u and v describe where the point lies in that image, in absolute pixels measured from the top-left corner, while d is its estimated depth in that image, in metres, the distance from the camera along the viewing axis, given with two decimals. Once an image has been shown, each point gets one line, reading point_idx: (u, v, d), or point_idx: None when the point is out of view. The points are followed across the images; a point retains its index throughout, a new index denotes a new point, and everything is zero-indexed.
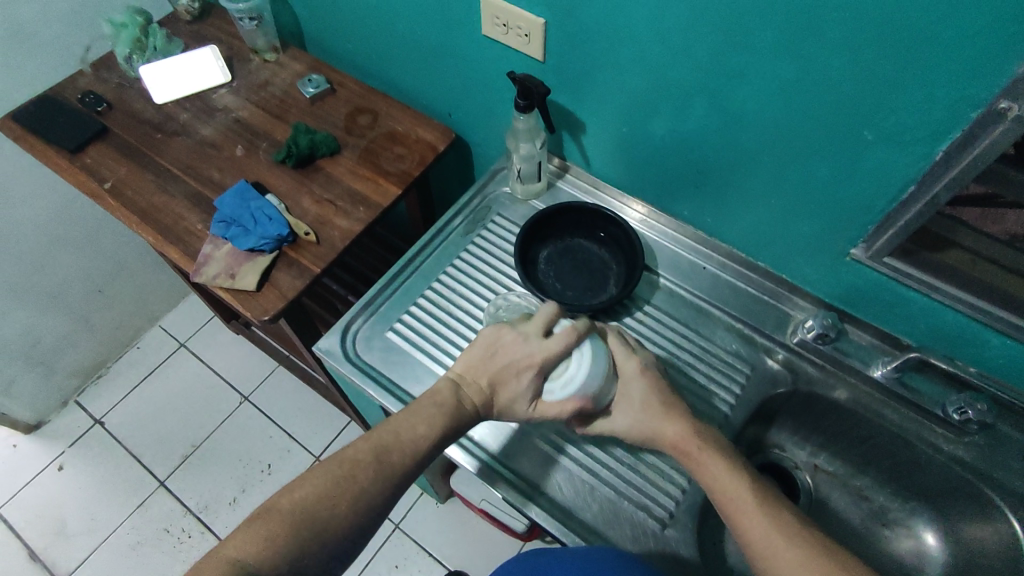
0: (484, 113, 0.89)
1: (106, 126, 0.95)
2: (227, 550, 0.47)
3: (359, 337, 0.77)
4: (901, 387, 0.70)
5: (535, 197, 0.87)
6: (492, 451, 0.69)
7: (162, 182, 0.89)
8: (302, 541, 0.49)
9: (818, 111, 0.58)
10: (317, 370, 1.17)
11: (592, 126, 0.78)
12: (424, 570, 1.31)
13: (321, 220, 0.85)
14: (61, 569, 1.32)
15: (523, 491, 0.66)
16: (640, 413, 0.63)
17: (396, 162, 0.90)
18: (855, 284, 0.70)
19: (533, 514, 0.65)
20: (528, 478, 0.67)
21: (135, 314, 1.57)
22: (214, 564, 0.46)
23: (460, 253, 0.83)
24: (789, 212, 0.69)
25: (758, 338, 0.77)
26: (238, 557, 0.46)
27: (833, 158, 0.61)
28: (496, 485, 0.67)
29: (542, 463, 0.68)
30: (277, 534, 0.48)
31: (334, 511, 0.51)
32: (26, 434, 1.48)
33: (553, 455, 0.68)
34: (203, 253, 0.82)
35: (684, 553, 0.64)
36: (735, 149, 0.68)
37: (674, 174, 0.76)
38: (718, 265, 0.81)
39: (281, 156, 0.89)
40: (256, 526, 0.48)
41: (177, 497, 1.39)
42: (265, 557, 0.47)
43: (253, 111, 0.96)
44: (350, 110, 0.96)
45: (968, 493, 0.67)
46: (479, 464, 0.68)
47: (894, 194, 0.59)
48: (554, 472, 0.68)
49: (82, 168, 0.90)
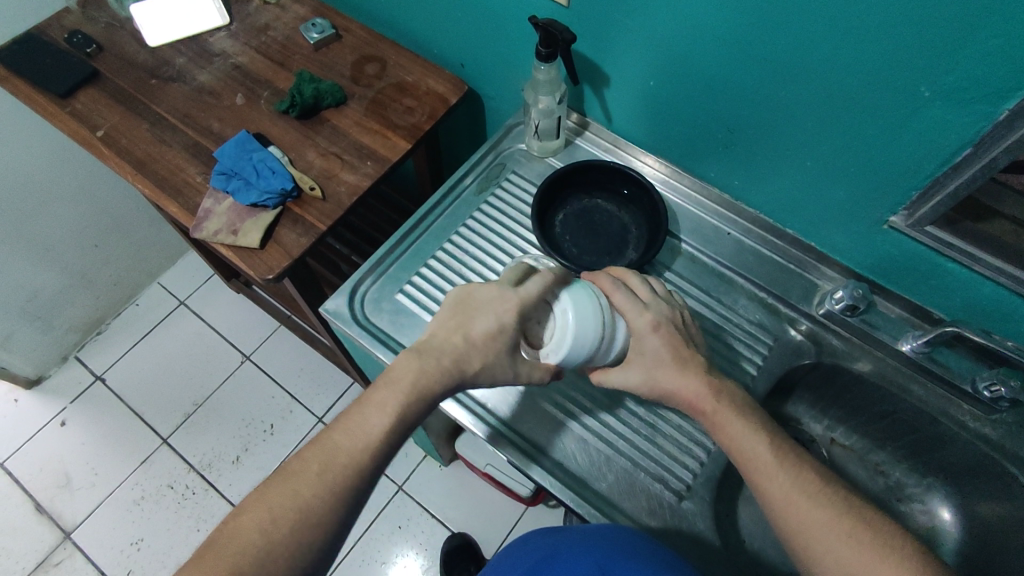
0: (499, 63, 0.83)
1: (97, 69, 0.89)
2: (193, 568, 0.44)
3: (368, 299, 0.74)
4: (929, 362, 0.67)
5: (552, 155, 0.83)
6: (493, 409, 0.67)
7: (158, 131, 0.84)
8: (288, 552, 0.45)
9: (870, 65, 0.54)
10: (322, 332, 1.15)
11: (616, 79, 0.73)
12: (427, 530, 1.32)
13: (326, 174, 0.81)
14: (66, 523, 1.32)
15: (525, 452, 0.65)
16: (665, 366, 0.59)
17: (406, 114, 0.85)
18: (889, 254, 0.66)
19: (530, 471, 0.63)
20: (528, 438, 0.65)
21: (133, 270, 1.53)
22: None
23: (472, 213, 0.79)
24: (826, 176, 0.65)
25: (782, 308, 0.74)
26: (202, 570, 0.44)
27: (881, 117, 0.57)
28: (493, 442, 0.65)
29: (544, 424, 0.66)
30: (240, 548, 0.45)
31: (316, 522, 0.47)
32: (26, 389, 1.47)
33: (558, 417, 0.66)
34: (203, 207, 0.78)
35: (700, 526, 0.62)
36: (772, 106, 0.63)
37: (703, 132, 0.72)
38: (743, 231, 0.77)
39: (284, 105, 0.84)
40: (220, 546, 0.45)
41: (180, 455, 1.39)
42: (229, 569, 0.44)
43: (253, 57, 0.91)
44: (357, 59, 0.90)
45: (991, 472, 0.65)
46: (478, 421, 0.66)
47: (946, 158, 0.55)
48: (554, 433, 0.66)
49: (73, 115, 0.85)
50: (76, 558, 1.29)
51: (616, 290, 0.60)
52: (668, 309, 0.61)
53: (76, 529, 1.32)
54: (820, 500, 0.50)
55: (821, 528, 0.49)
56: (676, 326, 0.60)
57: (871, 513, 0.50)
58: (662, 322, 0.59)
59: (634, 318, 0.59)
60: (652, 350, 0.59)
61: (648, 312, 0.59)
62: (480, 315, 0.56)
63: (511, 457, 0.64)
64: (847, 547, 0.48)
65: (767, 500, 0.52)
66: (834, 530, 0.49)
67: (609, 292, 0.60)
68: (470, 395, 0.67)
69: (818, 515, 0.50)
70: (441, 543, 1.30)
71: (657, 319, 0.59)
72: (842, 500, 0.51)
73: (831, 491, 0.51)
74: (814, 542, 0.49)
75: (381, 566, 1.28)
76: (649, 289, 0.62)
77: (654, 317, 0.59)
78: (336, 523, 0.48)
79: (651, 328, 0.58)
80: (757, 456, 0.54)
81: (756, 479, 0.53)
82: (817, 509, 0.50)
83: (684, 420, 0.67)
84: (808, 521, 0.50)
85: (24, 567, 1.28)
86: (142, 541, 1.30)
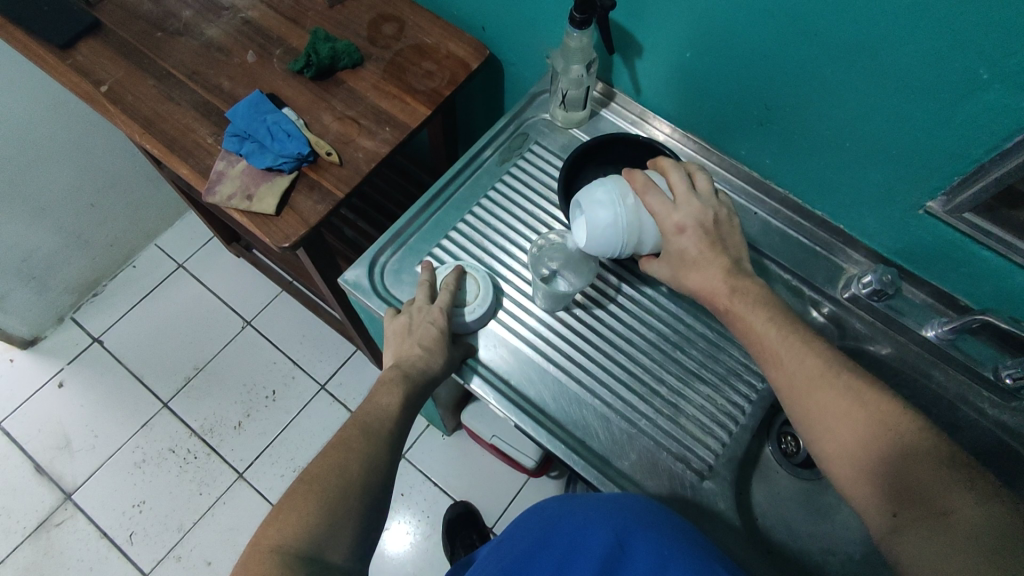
0: (524, 29, 0.80)
1: (98, 20, 0.84)
2: (260, 541, 0.48)
3: (387, 271, 0.72)
4: (952, 348, 0.67)
5: (577, 126, 0.80)
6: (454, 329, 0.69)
7: (165, 88, 0.80)
8: (333, 522, 0.50)
9: (926, 44, 0.52)
10: (339, 312, 1.13)
11: (650, 48, 0.70)
12: (429, 498, 1.33)
13: (343, 139, 0.78)
14: (67, 483, 1.32)
15: (468, 364, 0.67)
16: None
17: (425, 79, 0.82)
18: (920, 239, 0.66)
19: (471, 380, 0.66)
20: (475, 351, 0.68)
21: (131, 231, 1.50)
22: (250, 550, 0.48)
23: (494, 184, 0.77)
24: (864, 157, 0.64)
25: (807, 291, 0.74)
26: (264, 541, 0.48)
27: (932, 99, 0.55)
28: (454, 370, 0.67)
29: (488, 338, 0.69)
30: (296, 519, 0.49)
31: (360, 492, 0.52)
32: (21, 349, 1.44)
33: (505, 333, 0.69)
34: (216, 170, 0.75)
35: (720, 507, 0.62)
36: (816, 85, 0.61)
37: (737, 108, 0.70)
38: (770, 211, 0.76)
39: (299, 65, 0.80)
40: (276, 519, 0.50)
41: (181, 419, 1.38)
42: (290, 536, 0.48)
43: (265, 12, 0.86)
44: (373, 17, 0.86)
45: (1004, 460, 0.65)
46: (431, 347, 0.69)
47: (996, 143, 0.54)
48: (498, 347, 0.68)
49: (75, 67, 0.81)
50: (78, 519, 1.29)
51: (647, 191, 0.60)
52: (698, 210, 0.60)
53: (77, 490, 1.31)
54: (828, 386, 0.51)
55: (821, 412, 0.50)
56: (706, 226, 0.60)
57: (880, 397, 0.49)
58: (690, 223, 0.59)
59: (661, 219, 0.59)
60: (680, 250, 0.60)
61: (675, 213, 0.59)
62: (416, 328, 0.64)
63: (531, 431, 0.64)
64: (846, 428, 0.49)
65: (778, 385, 0.54)
66: (837, 412, 0.50)
67: (640, 195, 0.60)
68: (490, 367, 0.67)
69: (822, 398, 0.51)
70: (443, 511, 1.31)
71: (686, 220, 0.59)
72: (852, 384, 0.50)
73: (841, 378, 0.51)
74: (814, 423, 0.51)
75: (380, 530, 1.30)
76: (687, 186, 0.61)
77: (681, 219, 0.59)
78: (377, 473, 0.55)
79: (679, 229, 0.59)
80: (767, 346, 0.55)
81: (775, 374, 0.55)
82: (824, 393, 0.51)
83: (706, 401, 0.67)
84: (811, 404, 0.51)
85: (25, 527, 1.28)
86: (145, 503, 1.30)
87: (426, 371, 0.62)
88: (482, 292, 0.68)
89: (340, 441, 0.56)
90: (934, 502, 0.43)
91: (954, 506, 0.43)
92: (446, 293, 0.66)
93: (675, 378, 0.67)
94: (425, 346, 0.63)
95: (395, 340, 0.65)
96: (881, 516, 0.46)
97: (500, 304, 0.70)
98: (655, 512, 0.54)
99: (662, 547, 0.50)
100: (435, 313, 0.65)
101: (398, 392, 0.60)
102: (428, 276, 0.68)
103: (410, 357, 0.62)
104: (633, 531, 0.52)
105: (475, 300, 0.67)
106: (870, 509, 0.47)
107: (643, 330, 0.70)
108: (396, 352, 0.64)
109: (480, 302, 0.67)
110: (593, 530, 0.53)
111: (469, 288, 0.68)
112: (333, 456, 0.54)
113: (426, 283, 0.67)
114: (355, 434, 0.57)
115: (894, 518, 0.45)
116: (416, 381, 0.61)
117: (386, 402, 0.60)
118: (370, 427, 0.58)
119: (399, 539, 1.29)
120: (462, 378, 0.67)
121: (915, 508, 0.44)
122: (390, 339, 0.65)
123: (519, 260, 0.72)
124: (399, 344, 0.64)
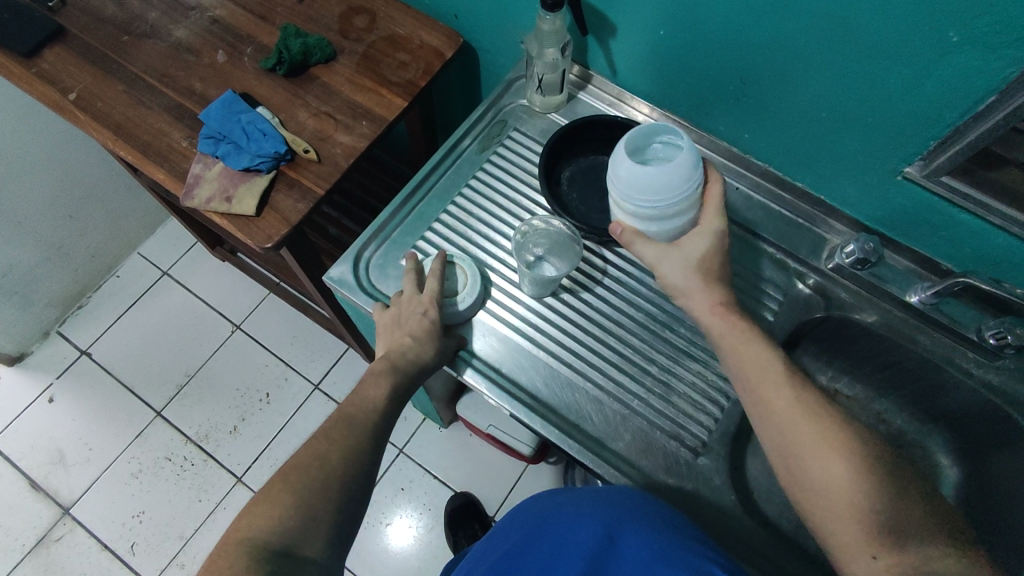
0: (496, 15, 0.79)
1: (62, 26, 0.83)
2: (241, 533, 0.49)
3: (372, 266, 0.72)
4: (936, 312, 0.68)
5: (555, 111, 0.80)
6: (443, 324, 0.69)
7: (136, 93, 0.79)
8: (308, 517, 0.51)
9: (893, 9, 0.52)
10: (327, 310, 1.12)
11: (623, 27, 0.70)
12: (430, 491, 1.33)
13: (320, 136, 0.77)
14: (64, 498, 1.31)
15: (459, 357, 0.67)
16: None
17: (400, 70, 0.81)
18: (901, 205, 0.66)
19: (466, 374, 0.66)
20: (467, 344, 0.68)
21: (112, 240, 1.47)
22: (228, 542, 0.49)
23: (475, 172, 0.77)
24: (840, 129, 0.64)
25: (792, 263, 0.74)
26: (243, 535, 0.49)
27: (907, 65, 0.55)
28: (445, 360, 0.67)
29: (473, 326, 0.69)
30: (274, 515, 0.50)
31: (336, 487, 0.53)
32: (8, 367, 1.42)
33: (495, 324, 0.69)
34: (192, 174, 0.74)
35: (716, 482, 0.63)
36: (789, 58, 0.61)
37: (713, 86, 0.70)
38: (752, 185, 0.76)
39: (270, 63, 0.79)
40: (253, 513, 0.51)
41: (175, 427, 1.37)
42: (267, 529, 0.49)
43: (233, 10, 0.85)
44: (344, 10, 0.85)
45: (991, 418, 0.68)
46: None
47: (970, 107, 0.54)
48: (492, 340, 0.68)
49: (41, 76, 0.79)
50: (78, 533, 1.28)
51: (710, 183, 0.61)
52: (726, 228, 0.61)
53: (75, 504, 1.31)
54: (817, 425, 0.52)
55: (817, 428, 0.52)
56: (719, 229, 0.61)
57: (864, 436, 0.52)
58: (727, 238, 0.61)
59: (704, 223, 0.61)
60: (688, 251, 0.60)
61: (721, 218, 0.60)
62: (405, 319, 0.64)
63: (527, 420, 0.64)
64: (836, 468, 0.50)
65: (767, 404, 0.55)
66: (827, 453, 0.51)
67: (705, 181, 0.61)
68: (483, 359, 0.67)
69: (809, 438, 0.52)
70: (444, 502, 1.32)
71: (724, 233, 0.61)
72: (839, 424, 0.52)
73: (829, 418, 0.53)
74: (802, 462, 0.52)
75: (380, 525, 1.30)
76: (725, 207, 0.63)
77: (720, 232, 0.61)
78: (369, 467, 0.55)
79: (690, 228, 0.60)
80: None
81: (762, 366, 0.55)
82: (814, 431, 0.52)
83: (697, 377, 0.67)
84: (800, 439, 0.52)
85: (24, 544, 1.27)
86: (144, 513, 1.29)
87: (416, 365, 0.62)
88: (469, 280, 0.68)
89: (331, 439, 0.56)
90: (914, 548, 0.47)
91: (931, 547, 0.47)
92: (433, 280, 0.66)
93: (665, 357, 0.68)
94: (416, 336, 0.63)
95: (385, 331, 0.64)
96: (862, 559, 0.48)
97: (489, 293, 0.70)
98: (648, 506, 0.54)
99: (653, 541, 0.50)
100: (424, 302, 0.65)
101: (389, 387, 0.61)
102: (414, 265, 0.67)
103: (400, 348, 0.62)
104: (624, 526, 0.52)
105: (463, 287, 0.67)
106: (852, 553, 0.49)
107: (630, 311, 0.70)
108: (387, 342, 0.64)
109: (469, 289, 0.67)
110: (584, 523, 0.54)
111: (459, 275, 0.68)
112: (324, 453, 0.54)
113: (411, 272, 0.67)
114: (345, 431, 0.57)
115: (873, 562, 0.47)
116: (406, 375, 0.61)
117: (377, 398, 0.60)
118: (359, 422, 0.58)
119: (401, 534, 1.29)
120: (457, 372, 0.66)
121: (896, 554, 0.47)
122: (381, 330, 0.65)
123: (504, 248, 0.72)
124: (390, 336, 0.64)
